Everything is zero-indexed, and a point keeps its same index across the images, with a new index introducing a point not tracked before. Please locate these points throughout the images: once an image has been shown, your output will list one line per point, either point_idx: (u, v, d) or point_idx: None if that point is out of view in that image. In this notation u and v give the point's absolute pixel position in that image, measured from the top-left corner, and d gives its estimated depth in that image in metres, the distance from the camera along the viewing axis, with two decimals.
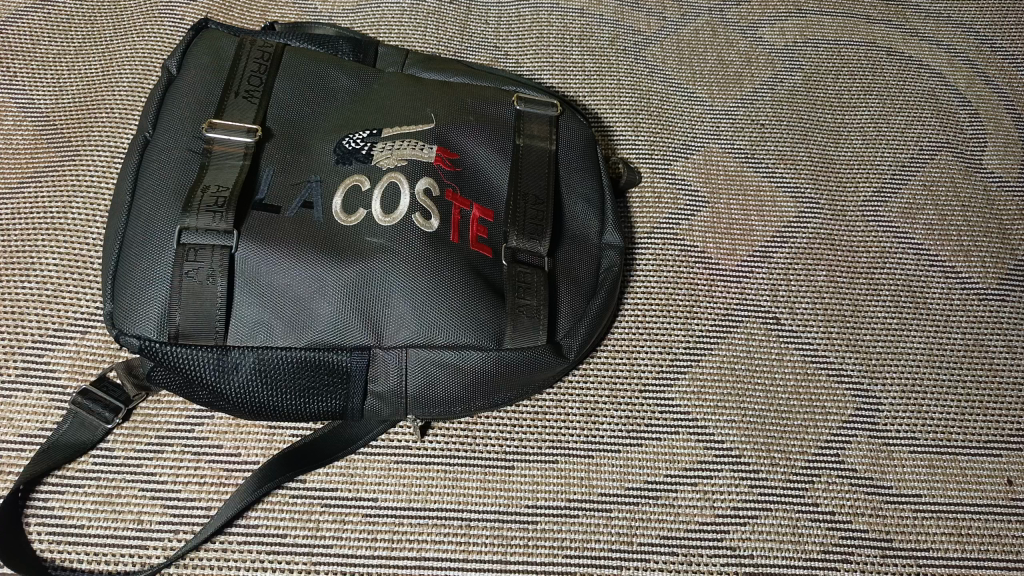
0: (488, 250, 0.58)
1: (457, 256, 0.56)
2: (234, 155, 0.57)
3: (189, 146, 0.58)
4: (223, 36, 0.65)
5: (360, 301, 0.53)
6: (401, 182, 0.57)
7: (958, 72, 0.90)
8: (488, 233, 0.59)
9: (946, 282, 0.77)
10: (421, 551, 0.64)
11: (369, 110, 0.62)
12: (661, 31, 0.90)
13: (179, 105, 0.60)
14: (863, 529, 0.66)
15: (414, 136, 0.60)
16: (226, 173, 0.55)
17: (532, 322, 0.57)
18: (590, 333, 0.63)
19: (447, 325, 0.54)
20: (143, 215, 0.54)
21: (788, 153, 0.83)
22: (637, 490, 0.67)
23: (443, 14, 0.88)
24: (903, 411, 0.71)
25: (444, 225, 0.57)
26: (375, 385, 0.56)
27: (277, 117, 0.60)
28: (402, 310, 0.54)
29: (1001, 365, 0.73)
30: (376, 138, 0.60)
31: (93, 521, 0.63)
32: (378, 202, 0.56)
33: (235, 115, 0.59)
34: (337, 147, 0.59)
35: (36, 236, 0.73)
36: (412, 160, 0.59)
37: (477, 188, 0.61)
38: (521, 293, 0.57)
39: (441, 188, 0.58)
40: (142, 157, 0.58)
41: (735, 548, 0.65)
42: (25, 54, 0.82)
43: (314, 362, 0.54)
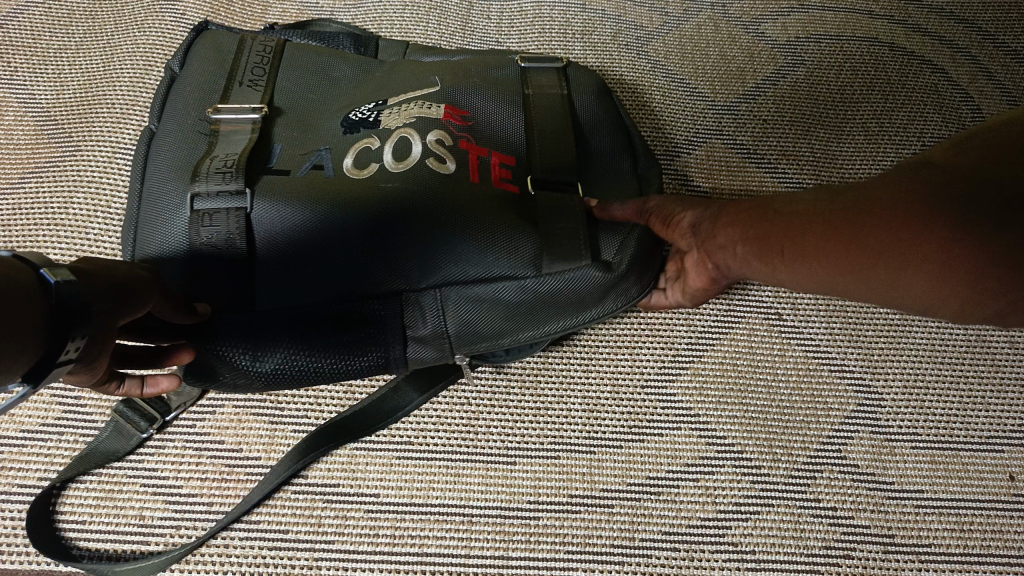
0: (513, 188, 0.58)
1: (479, 193, 0.55)
2: (242, 131, 0.57)
3: (194, 130, 0.58)
4: (222, 35, 0.66)
5: (385, 251, 0.52)
6: (414, 132, 0.57)
7: (960, 68, 0.89)
8: (509, 176, 0.58)
9: None
10: (424, 546, 0.64)
11: (374, 88, 0.63)
12: (663, 27, 0.90)
13: (184, 96, 0.60)
14: (865, 525, 0.66)
15: (422, 99, 0.61)
16: (235, 145, 0.56)
17: (569, 246, 0.55)
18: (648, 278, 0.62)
19: (476, 263, 0.54)
20: (153, 197, 0.54)
21: (790, 149, 0.83)
22: (638, 485, 0.66)
23: (445, 9, 0.88)
24: (905, 407, 0.71)
25: (460, 167, 0.56)
26: (413, 330, 0.56)
27: (284, 102, 0.61)
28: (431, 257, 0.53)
29: (1004, 361, 0.73)
30: (384, 106, 0.60)
31: (94, 517, 0.63)
32: (392, 154, 0.56)
33: (241, 99, 0.60)
34: (345, 120, 0.59)
35: (37, 232, 0.73)
36: (422, 115, 0.59)
37: (492, 139, 0.60)
38: (552, 219, 0.56)
39: (454, 138, 0.58)
40: (150, 147, 0.58)
41: (736, 544, 0.65)
42: (25, 49, 0.82)
43: (347, 316, 0.53)
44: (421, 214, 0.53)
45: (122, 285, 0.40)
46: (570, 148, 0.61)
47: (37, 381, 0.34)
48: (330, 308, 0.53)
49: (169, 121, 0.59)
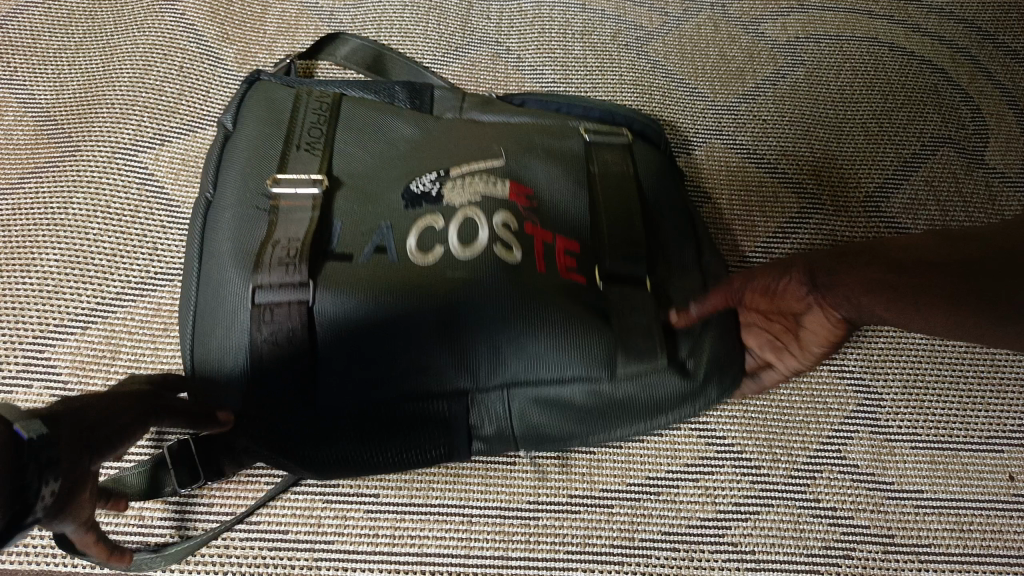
0: (581, 278, 0.56)
1: (546, 287, 0.54)
2: (303, 207, 0.55)
3: (252, 198, 0.56)
4: (275, 86, 0.65)
5: (461, 336, 0.52)
6: (479, 213, 0.55)
7: (960, 68, 0.89)
8: (575, 261, 0.57)
9: None
10: (423, 546, 0.64)
11: (435, 150, 0.60)
12: (662, 27, 0.90)
13: (238, 159, 0.59)
14: (865, 525, 0.66)
15: (486, 171, 0.58)
16: (297, 226, 0.53)
17: (645, 345, 0.55)
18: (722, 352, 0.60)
19: (551, 371, 0.53)
20: (217, 272, 0.54)
21: (790, 150, 0.83)
22: (638, 485, 0.66)
23: (445, 9, 0.87)
24: (904, 407, 0.71)
25: (529, 258, 0.54)
26: (480, 430, 0.57)
27: (343, 170, 0.59)
28: (508, 344, 0.52)
29: (1002, 361, 0.73)
30: (446, 172, 0.58)
31: None
32: (456, 236, 0.54)
33: (301, 165, 0.58)
34: (405, 190, 0.56)
35: (37, 232, 0.73)
36: (487, 194, 0.56)
37: (556, 221, 0.58)
38: (640, 333, 0.55)
39: (520, 222, 0.56)
40: (214, 214, 0.58)
41: (736, 544, 0.65)
42: (25, 49, 0.82)
43: (416, 399, 0.54)
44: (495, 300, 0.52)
45: (110, 425, 0.41)
46: (637, 211, 0.60)
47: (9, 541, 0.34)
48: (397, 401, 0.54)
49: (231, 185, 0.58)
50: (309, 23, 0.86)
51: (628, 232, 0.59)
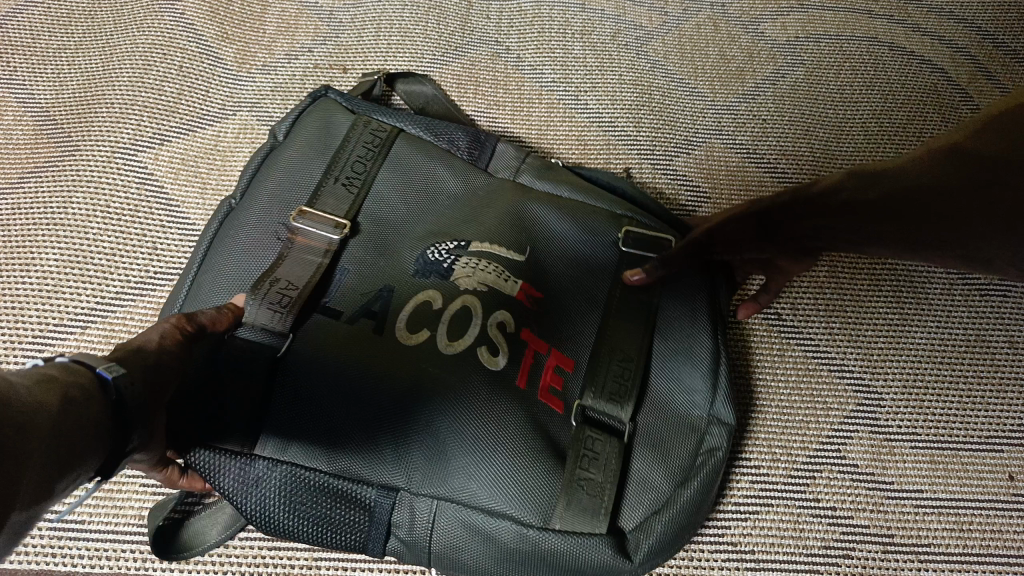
0: (557, 403, 0.54)
1: (519, 401, 0.52)
2: (314, 250, 0.55)
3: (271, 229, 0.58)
4: (337, 108, 0.66)
5: (408, 423, 0.50)
6: (476, 312, 0.54)
7: (959, 68, 0.89)
8: (562, 383, 0.54)
9: (947, 278, 0.76)
10: None
11: (461, 222, 0.59)
12: (662, 27, 0.90)
13: (272, 177, 0.61)
14: (865, 525, 0.66)
15: (500, 262, 0.57)
16: (300, 269, 0.54)
17: (590, 500, 0.51)
18: (652, 526, 0.53)
19: (485, 478, 0.50)
20: (217, 290, 0.55)
21: (790, 149, 0.83)
22: None
23: (444, 9, 0.87)
24: (904, 407, 0.71)
25: (514, 367, 0.53)
26: (399, 530, 0.52)
27: (370, 215, 0.59)
28: (455, 443, 0.50)
29: (1002, 361, 0.73)
30: (462, 250, 0.57)
31: (93, 517, 0.63)
32: (447, 327, 0.53)
33: (329, 204, 0.58)
34: (420, 257, 0.56)
35: (36, 231, 0.73)
36: (488, 288, 0.55)
37: (561, 329, 0.56)
38: (591, 487, 0.51)
39: (519, 326, 0.54)
40: (232, 225, 0.59)
41: (736, 544, 0.65)
42: (25, 49, 0.82)
43: (337, 488, 0.50)
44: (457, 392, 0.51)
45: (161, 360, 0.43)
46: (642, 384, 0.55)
47: (108, 473, 0.37)
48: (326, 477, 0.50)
49: (256, 200, 0.60)
50: (308, 22, 0.86)
51: (615, 368, 0.55)
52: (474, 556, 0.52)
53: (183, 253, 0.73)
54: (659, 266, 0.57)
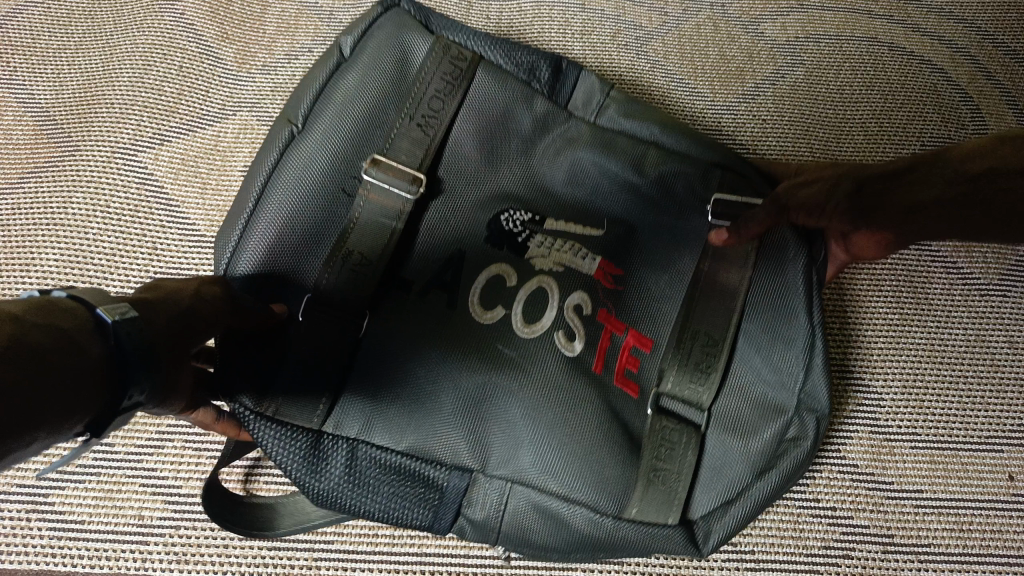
0: (632, 387, 0.55)
1: (595, 384, 0.53)
2: (389, 211, 0.52)
3: (336, 174, 0.53)
4: (410, 26, 0.59)
5: (476, 402, 0.51)
6: (553, 291, 0.54)
7: (959, 68, 0.89)
8: (637, 365, 0.55)
9: (947, 278, 0.75)
10: (423, 546, 0.64)
11: (537, 191, 0.57)
12: (662, 27, 0.90)
13: (339, 103, 0.55)
14: (864, 525, 0.67)
15: (578, 239, 0.56)
16: (373, 233, 0.51)
17: (659, 498, 0.52)
18: (729, 517, 0.53)
19: (564, 462, 0.51)
20: (280, 233, 0.50)
21: (790, 150, 0.83)
22: None
23: (445, 9, 0.87)
24: (904, 407, 0.71)
25: (588, 351, 0.53)
26: (469, 510, 0.53)
27: (445, 167, 0.56)
28: (525, 424, 0.51)
29: (1002, 362, 0.73)
30: (538, 226, 0.56)
31: (93, 517, 0.63)
32: (520, 308, 0.53)
33: (403, 149, 0.54)
34: (494, 224, 0.55)
35: (36, 231, 0.73)
36: (567, 267, 0.55)
37: (639, 309, 0.56)
38: (660, 474, 0.52)
39: (594, 307, 0.54)
40: (291, 157, 0.53)
41: (735, 544, 0.65)
42: (25, 49, 0.82)
43: (407, 467, 0.51)
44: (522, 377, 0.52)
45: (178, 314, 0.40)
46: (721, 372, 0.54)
47: (99, 432, 0.34)
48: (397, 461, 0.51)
49: (321, 130, 0.54)
50: (308, 23, 0.85)
51: (692, 352, 0.54)
52: (546, 537, 0.53)
53: (183, 253, 0.73)
54: (743, 235, 0.54)
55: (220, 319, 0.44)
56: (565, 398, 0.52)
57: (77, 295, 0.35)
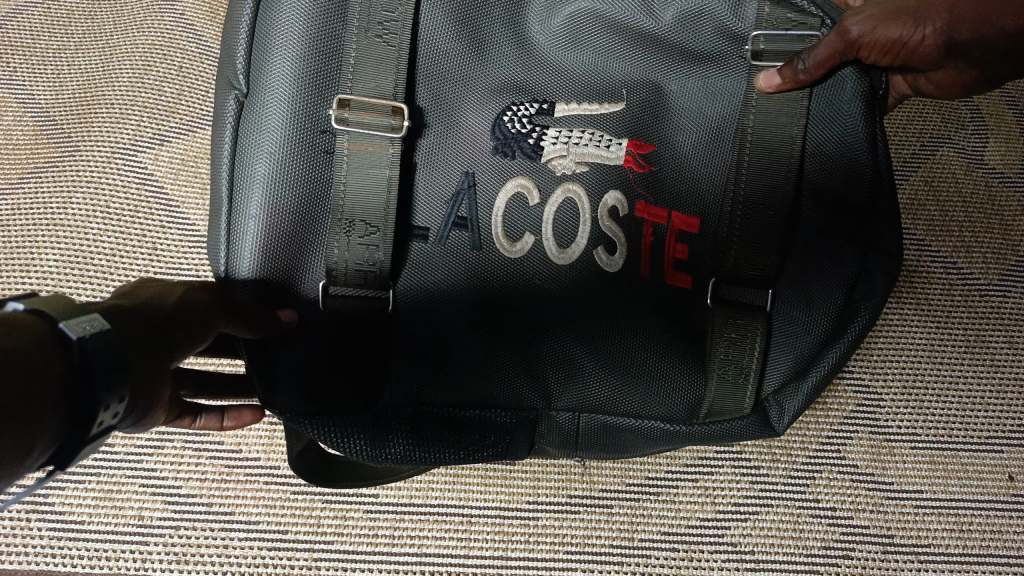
0: (685, 279, 0.50)
1: (645, 295, 0.49)
2: (381, 156, 0.46)
3: (314, 133, 0.46)
4: None
5: (528, 348, 0.49)
6: (581, 190, 0.49)
7: None
8: (687, 253, 0.50)
9: (947, 278, 0.75)
10: (422, 546, 0.64)
11: (555, 81, 0.50)
12: None
13: (277, 45, 0.46)
14: (864, 525, 0.67)
15: (595, 122, 0.49)
16: (369, 188, 0.46)
17: (733, 391, 0.50)
18: (806, 392, 0.51)
19: (625, 392, 0.49)
20: (276, 217, 0.46)
21: None
22: (638, 485, 0.66)
23: None
24: (903, 407, 0.71)
25: (633, 256, 0.49)
26: (544, 438, 0.52)
27: (427, 83, 0.48)
28: (576, 359, 0.49)
29: (1001, 361, 0.73)
30: (549, 117, 0.49)
31: (93, 517, 0.63)
32: (553, 221, 0.48)
33: (370, 74, 0.46)
34: (496, 126, 0.48)
35: (36, 232, 0.73)
36: (594, 166, 0.49)
37: (676, 191, 0.50)
38: (730, 372, 0.49)
39: (632, 203, 0.49)
40: (253, 127, 0.46)
41: (736, 544, 0.65)
42: (25, 50, 0.82)
43: (471, 418, 0.50)
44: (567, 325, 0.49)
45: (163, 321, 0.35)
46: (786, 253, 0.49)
47: (62, 465, 0.29)
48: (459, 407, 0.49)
49: (273, 87, 0.46)
50: None
51: (754, 240, 0.48)
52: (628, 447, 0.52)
53: (183, 253, 0.73)
54: (814, 66, 0.47)
55: (214, 323, 0.39)
56: (615, 343, 0.49)
57: (37, 307, 0.29)
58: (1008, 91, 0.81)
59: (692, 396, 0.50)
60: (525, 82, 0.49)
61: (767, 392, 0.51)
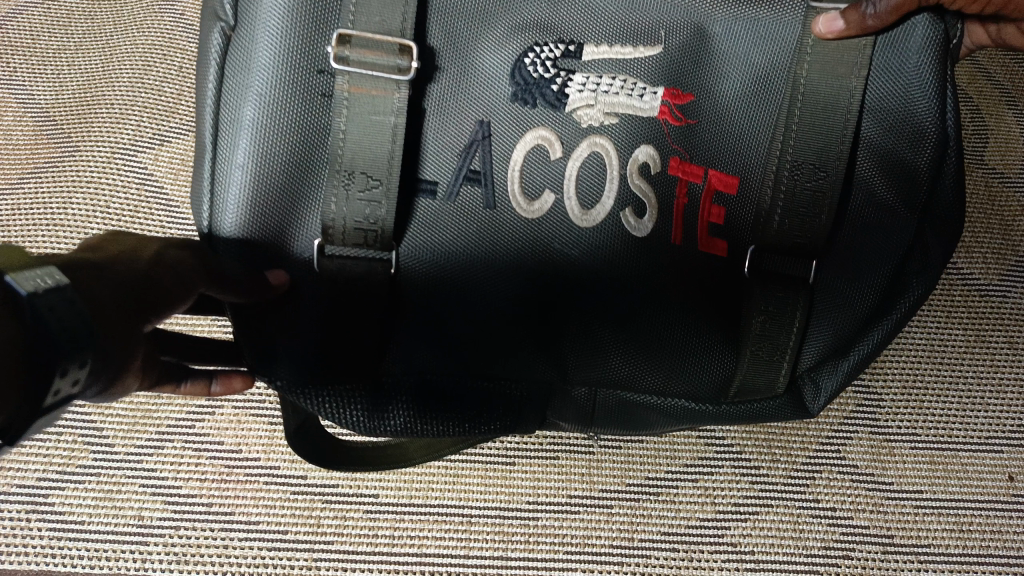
0: (718, 241, 0.49)
1: (674, 258, 0.48)
2: (384, 102, 0.44)
3: (307, 79, 0.44)
4: None
5: (549, 324, 0.48)
6: (607, 143, 0.48)
7: None
8: (721, 215, 0.49)
9: (947, 278, 0.75)
10: (422, 546, 0.64)
11: (583, 22, 0.47)
12: None
13: None
14: (864, 525, 0.67)
15: (630, 70, 0.47)
16: (372, 137, 0.44)
17: (765, 370, 0.50)
18: (849, 370, 0.51)
19: (647, 364, 0.49)
20: (267, 168, 0.44)
21: None
22: (638, 486, 0.66)
23: None
24: (904, 406, 0.71)
25: (663, 215, 0.48)
26: (555, 411, 0.53)
27: (440, 22, 0.46)
28: (596, 330, 0.49)
29: (1002, 360, 0.73)
30: (573, 61, 0.47)
31: (93, 517, 0.63)
32: (575, 180, 0.47)
33: (375, 10, 0.44)
34: (517, 71, 0.46)
35: (36, 231, 0.73)
36: (622, 118, 0.48)
37: (711, 147, 0.49)
38: (765, 351, 0.49)
39: (667, 159, 0.48)
40: (241, 70, 0.43)
41: (736, 544, 0.65)
42: (25, 50, 0.82)
43: (482, 391, 0.49)
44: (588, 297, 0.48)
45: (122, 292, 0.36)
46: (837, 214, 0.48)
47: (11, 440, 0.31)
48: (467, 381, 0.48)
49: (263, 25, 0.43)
50: None
51: (796, 202, 0.47)
52: (639, 419, 0.53)
53: None
54: (885, 12, 0.45)
55: (191, 290, 0.40)
56: (639, 318, 0.49)
57: None
58: (1008, 91, 0.81)
59: (716, 374, 0.50)
60: (548, 20, 0.47)
61: (802, 367, 0.52)
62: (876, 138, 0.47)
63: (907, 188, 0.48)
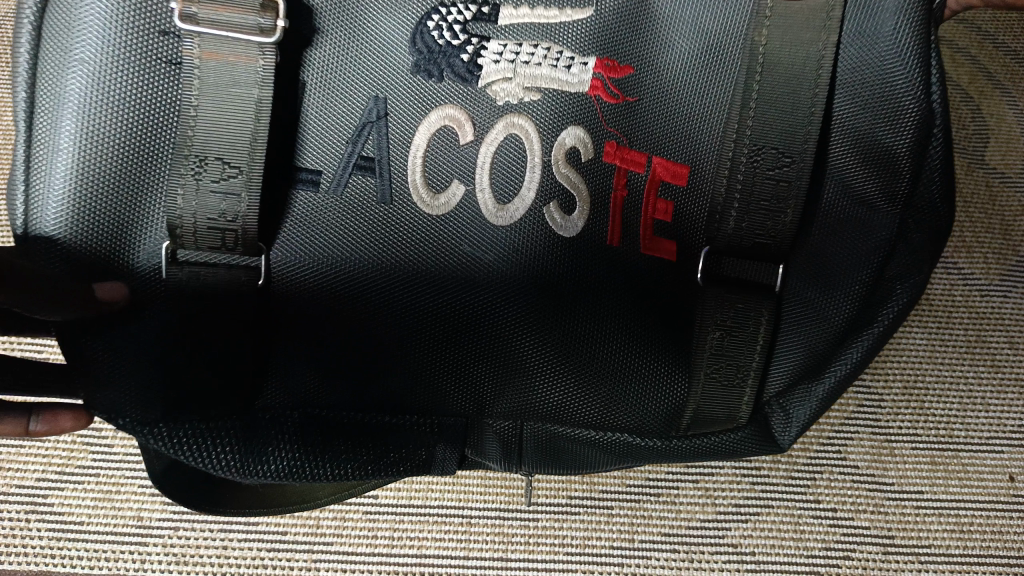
0: (667, 234, 0.45)
1: (606, 259, 0.45)
2: (240, 76, 0.40)
3: (150, 43, 0.40)
4: None
5: (450, 354, 0.45)
6: (527, 125, 0.44)
7: None
8: (671, 203, 0.45)
9: (947, 278, 0.75)
10: (421, 548, 0.64)
11: None
12: None
13: None
14: (865, 526, 0.66)
15: (550, 36, 0.44)
16: (228, 122, 0.40)
17: (719, 394, 0.46)
18: (823, 393, 0.47)
19: (564, 385, 0.46)
20: (103, 146, 0.40)
21: None
22: (638, 487, 0.66)
23: None
24: (905, 407, 0.70)
25: (592, 208, 0.45)
26: (473, 443, 0.49)
27: None
28: (502, 350, 0.45)
29: (1002, 361, 0.72)
30: (487, 27, 0.44)
31: (92, 518, 0.62)
32: (487, 169, 0.44)
33: None
34: (418, 37, 0.43)
35: None
36: (545, 94, 0.44)
37: (652, 128, 0.45)
38: (724, 374, 0.45)
39: (602, 148, 0.45)
40: (71, 32, 0.40)
41: (736, 545, 0.65)
42: None
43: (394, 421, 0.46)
44: (486, 324, 0.45)
45: None
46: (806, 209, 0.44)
47: None
48: (388, 405, 0.46)
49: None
50: None
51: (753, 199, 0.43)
52: (565, 450, 0.49)
53: None
54: None
55: None
56: (540, 347, 0.45)
57: None
58: (1008, 90, 0.81)
59: (648, 403, 0.47)
60: None
61: (769, 394, 0.48)
62: (850, 118, 0.43)
63: (888, 170, 0.43)
